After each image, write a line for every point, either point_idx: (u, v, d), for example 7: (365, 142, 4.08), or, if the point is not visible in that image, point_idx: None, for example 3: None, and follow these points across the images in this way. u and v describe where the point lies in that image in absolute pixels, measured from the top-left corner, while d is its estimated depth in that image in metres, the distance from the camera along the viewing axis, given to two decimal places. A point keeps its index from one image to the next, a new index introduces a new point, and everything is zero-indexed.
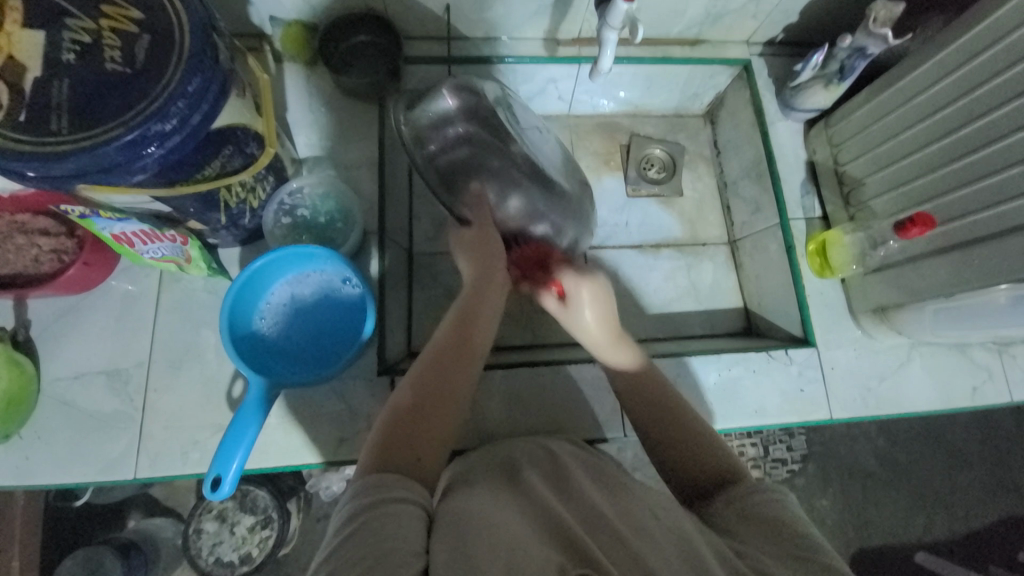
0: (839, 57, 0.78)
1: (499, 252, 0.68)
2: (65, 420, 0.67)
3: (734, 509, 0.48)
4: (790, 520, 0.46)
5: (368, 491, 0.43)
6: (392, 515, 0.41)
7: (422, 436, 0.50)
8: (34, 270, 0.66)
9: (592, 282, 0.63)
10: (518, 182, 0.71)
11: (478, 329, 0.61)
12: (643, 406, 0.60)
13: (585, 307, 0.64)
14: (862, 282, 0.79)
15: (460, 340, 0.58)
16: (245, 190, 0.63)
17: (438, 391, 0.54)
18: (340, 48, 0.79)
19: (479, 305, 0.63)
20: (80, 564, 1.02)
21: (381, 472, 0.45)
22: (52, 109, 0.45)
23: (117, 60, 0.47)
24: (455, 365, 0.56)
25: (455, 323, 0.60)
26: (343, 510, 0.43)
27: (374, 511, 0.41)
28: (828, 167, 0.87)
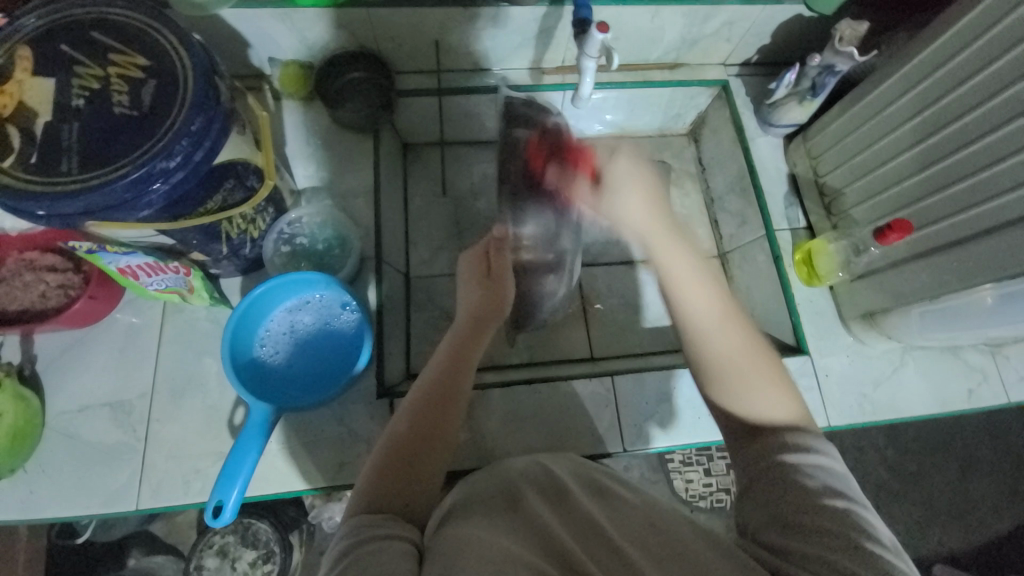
0: (810, 75, 0.82)
1: (503, 291, 0.74)
2: (68, 453, 0.67)
3: (767, 475, 0.47)
4: (831, 496, 0.43)
5: (360, 529, 0.44)
6: (381, 550, 0.41)
7: (413, 476, 0.52)
8: (41, 305, 0.68)
9: (625, 153, 0.72)
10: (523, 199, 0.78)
11: (470, 369, 0.64)
12: (707, 318, 0.57)
13: (623, 168, 0.70)
14: (850, 288, 0.81)
15: (448, 382, 0.61)
16: (245, 221, 0.65)
17: (429, 429, 0.56)
18: (335, 85, 0.83)
19: (472, 346, 0.67)
20: None
21: (373, 511, 0.46)
22: (63, 151, 0.48)
23: (125, 103, 0.50)
24: (448, 403, 0.59)
25: (444, 365, 0.63)
26: (335, 549, 0.44)
27: (364, 546, 0.42)
28: (809, 179, 0.89)
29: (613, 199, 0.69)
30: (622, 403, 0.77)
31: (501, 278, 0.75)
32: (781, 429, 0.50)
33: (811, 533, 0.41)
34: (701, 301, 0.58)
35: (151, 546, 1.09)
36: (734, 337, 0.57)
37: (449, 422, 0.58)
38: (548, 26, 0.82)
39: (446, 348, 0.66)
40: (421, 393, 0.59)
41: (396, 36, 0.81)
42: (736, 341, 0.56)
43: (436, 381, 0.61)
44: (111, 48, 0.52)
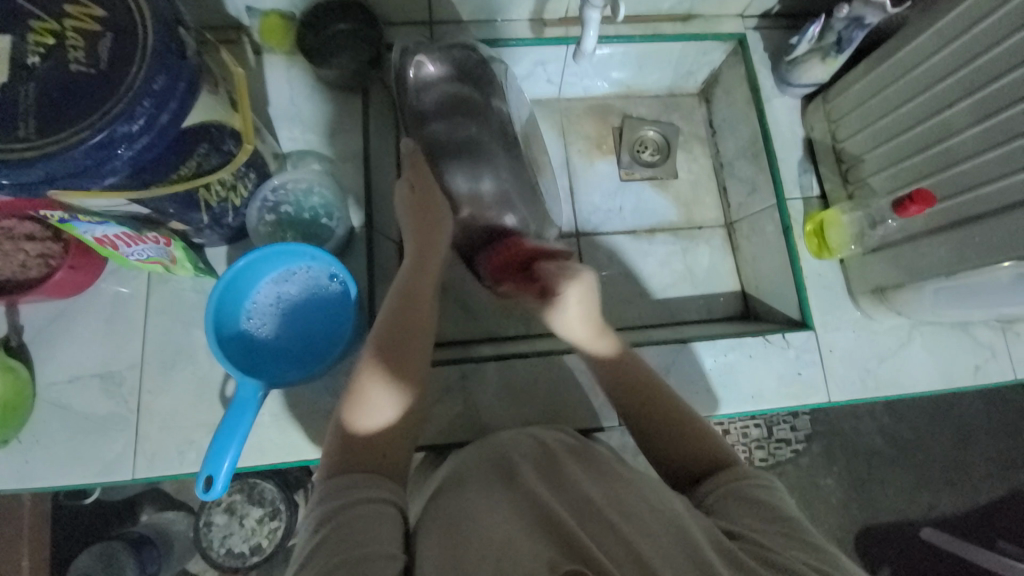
0: (835, 29, 0.75)
1: (444, 218, 0.70)
2: (61, 424, 0.67)
3: (720, 492, 0.49)
4: (782, 503, 0.47)
5: (338, 496, 0.44)
6: (361, 517, 0.42)
7: (383, 428, 0.51)
8: (22, 275, 0.67)
9: (579, 283, 0.59)
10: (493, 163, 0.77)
11: (425, 303, 0.61)
12: (630, 404, 0.58)
13: (572, 308, 0.60)
14: (861, 262, 0.77)
15: (404, 326, 0.58)
16: (224, 188, 0.62)
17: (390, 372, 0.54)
18: (319, 36, 0.76)
19: (422, 277, 0.63)
20: (94, 558, 1.04)
21: (349, 475, 0.46)
22: (18, 115, 0.44)
23: (82, 61, 0.46)
24: (410, 343, 0.57)
25: (395, 308, 0.59)
26: (313, 515, 0.44)
27: (344, 513, 0.42)
28: (825, 143, 0.84)
29: (564, 314, 0.61)
30: None
31: (435, 201, 0.70)
32: (731, 471, 0.51)
33: (774, 534, 0.43)
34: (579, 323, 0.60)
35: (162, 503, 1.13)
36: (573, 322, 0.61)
37: (411, 364, 0.56)
38: None
39: (396, 287, 0.61)
40: (376, 341, 0.56)
41: None
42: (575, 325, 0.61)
43: (388, 329, 0.57)
44: None
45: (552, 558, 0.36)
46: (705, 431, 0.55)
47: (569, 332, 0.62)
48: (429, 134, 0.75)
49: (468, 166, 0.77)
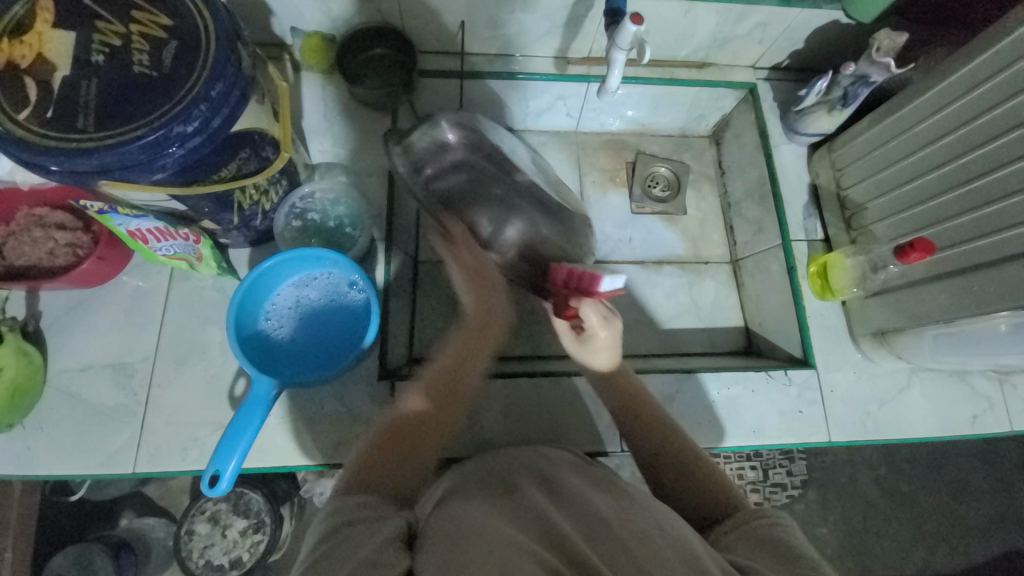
0: (842, 84, 0.80)
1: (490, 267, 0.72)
2: (67, 412, 0.67)
3: (732, 532, 0.50)
4: (790, 541, 0.47)
5: (344, 511, 0.47)
6: (363, 529, 0.44)
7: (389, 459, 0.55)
8: (49, 262, 0.68)
9: (612, 327, 0.62)
10: (518, 208, 0.76)
11: (469, 361, 0.66)
12: (642, 443, 0.61)
13: (602, 349, 0.63)
14: (863, 305, 0.80)
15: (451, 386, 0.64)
16: (258, 192, 0.65)
17: (413, 433, 0.58)
18: (357, 59, 0.82)
19: (475, 346, 0.68)
20: (68, 562, 1.00)
21: (356, 496, 0.49)
22: (80, 108, 0.47)
23: (145, 62, 0.49)
24: (440, 407, 0.62)
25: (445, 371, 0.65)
26: (319, 525, 0.47)
27: (346, 527, 0.45)
28: (830, 190, 0.88)
29: (591, 353, 0.64)
30: None
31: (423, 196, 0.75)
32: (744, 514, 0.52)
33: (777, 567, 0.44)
34: (602, 359, 0.64)
35: (142, 507, 1.11)
36: (601, 359, 0.64)
37: (440, 423, 0.61)
38: (577, 14, 0.81)
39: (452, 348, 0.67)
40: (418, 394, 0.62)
41: (422, 14, 0.80)
42: (601, 362, 0.64)
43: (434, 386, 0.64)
44: (135, 5, 0.51)
45: (557, 566, 0.38)
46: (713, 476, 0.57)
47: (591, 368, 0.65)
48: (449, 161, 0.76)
49: (497, 211, 0.75)
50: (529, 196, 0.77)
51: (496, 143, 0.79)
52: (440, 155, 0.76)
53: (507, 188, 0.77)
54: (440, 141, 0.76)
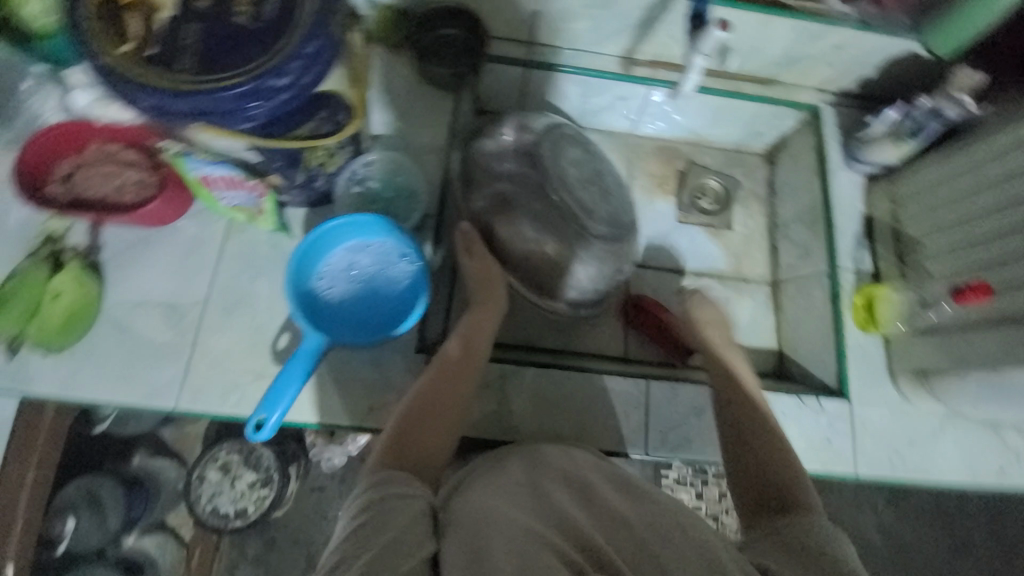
0: (913, 117, 0.78)
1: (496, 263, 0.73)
2: (117, 343, 0.70)
3: (777, 524, 0.51)
4: (829, 549, 0.46)
5: (376, 487, 0.47)
6: (398, 507, 0.45)
7: (418, 433, 0.56)
8: (117, 198, 0.71)
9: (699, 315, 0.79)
10: (556, 227, 0.72)
11: (481, 338, 0.67)
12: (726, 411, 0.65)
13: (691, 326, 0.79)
14: (906, 342, 0.79)
15: (462, 361, 0.64)
16: (325, 154, 0.66)
17: (433, 408, 0.59)
18: (423, 41, 0.81)
19: (483, 318, 0.69)
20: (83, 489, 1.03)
21: (387, 470, 0.50)
22: (181, 50, 0.48)
23: (246, 15, 0.50)
24: (456, 383, 0.62)
25: (458, 345, 0.65)
26: (356, 499, 0.47)
27: (381, 504, 0.46)
28: (885, 223, 0.87)
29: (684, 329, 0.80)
30: (652, 407, 0.77)
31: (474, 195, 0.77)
32: (796, 511, 0.52)
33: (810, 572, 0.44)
34: (712, 328, 0.76)
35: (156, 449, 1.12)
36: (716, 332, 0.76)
37: (456, 395, 0.61)
38: (652, 16, 0.80)
39: (461, 325, 0.68)
40: (439, 361, 0.63)
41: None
42: (715, 334, 0.75)
43: (448, 359, 0.63)
44: None
45: (578, 564, 0.41)
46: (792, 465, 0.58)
47: (704, 335, 0.75)
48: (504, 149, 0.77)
49: (539, 223, 0.73)
50: (571, 218, 0.72)
51: (554, 147, 0.74)
52: (496, 161, 0.74)
53: (543, 203, 0.72)
54: (497, 144, 0.75)
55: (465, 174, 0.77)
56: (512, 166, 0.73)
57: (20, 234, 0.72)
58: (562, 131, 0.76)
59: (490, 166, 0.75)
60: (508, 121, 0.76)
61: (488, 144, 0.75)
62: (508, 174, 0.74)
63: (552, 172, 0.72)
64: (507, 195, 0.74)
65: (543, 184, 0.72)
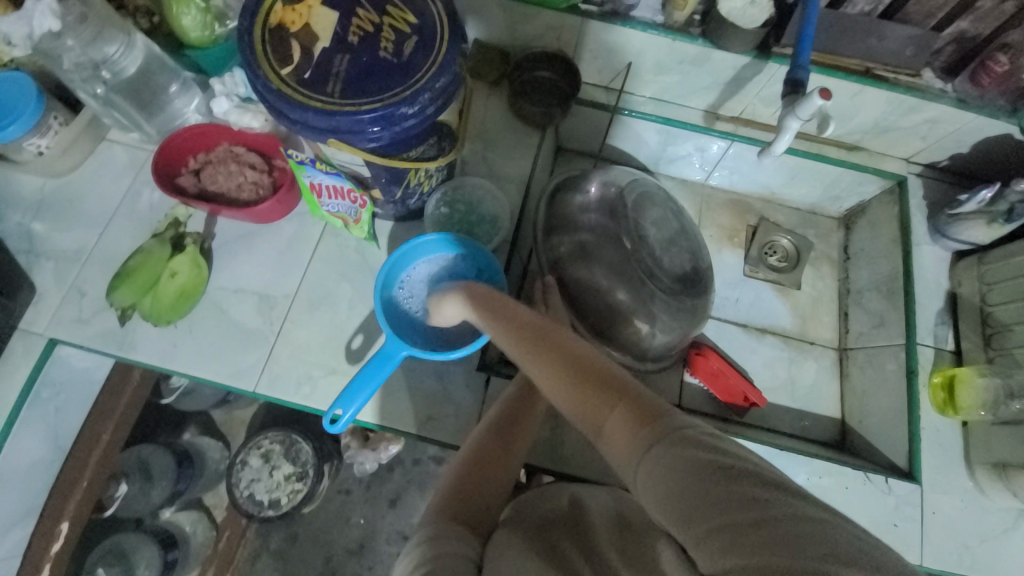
0: (1009, 199, 0.76)
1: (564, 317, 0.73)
2: (212, 323, 0.77)
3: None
4: None
5: (429, 545, 0.47)
6: (452, 570, 0.44)
7: (472, 481, 0.55)
8: (236, 194, 0.79)
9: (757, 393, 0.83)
10: (631, 279, 0.80)
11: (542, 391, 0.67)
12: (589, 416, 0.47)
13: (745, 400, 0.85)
14: (987, 432, 0.74)
15: (521, 409, 0.64)
16: (425, 175, 0.71)
17: (492, 460, 0.58)
18: (521, 78, 0.87)
19: None
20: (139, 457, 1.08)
21: (448, 522, 0.49)
22: (330, 76, 0.55)
23: (388, 49, 0.57)
24: (513, 430, 0.62)
25: (519, 393, 0.66)
26: (412, 553, 0.47)
27: (436, 563, 0.45)
28: (972, 302, 0.82)
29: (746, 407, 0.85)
30: None
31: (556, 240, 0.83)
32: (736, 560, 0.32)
33: None
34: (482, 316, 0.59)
35: (204, 427, 1.23)
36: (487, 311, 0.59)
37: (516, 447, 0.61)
38: (743, 76, 0.83)
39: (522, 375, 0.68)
40: (500, 409, 0.64)
41: (596, 49, 0.85)
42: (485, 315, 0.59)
43: (508, 407, 0.64)
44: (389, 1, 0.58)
45: None
46: (602, 408, 0.44)
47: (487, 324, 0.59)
48: None
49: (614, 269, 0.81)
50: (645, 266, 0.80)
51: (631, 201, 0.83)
52: (581, 211, 0.84)
53: (622, 255, 0.81)
54: (581, 198, 0.85)
55: (552, 218, 0.85)
56: (597, 220, 0.83)
57: (149, 218, 0.82)
58: (644, 190, 0.85)
59: (576, 219, 0.84)
60: (593, 177, 0.85)
61: (574, 200, 0.85)
62: (593, 227, 0.83)
63: (631, 228, 0.82)
64: (588, 241, 0.82)
65: (627, 232, 0.81)
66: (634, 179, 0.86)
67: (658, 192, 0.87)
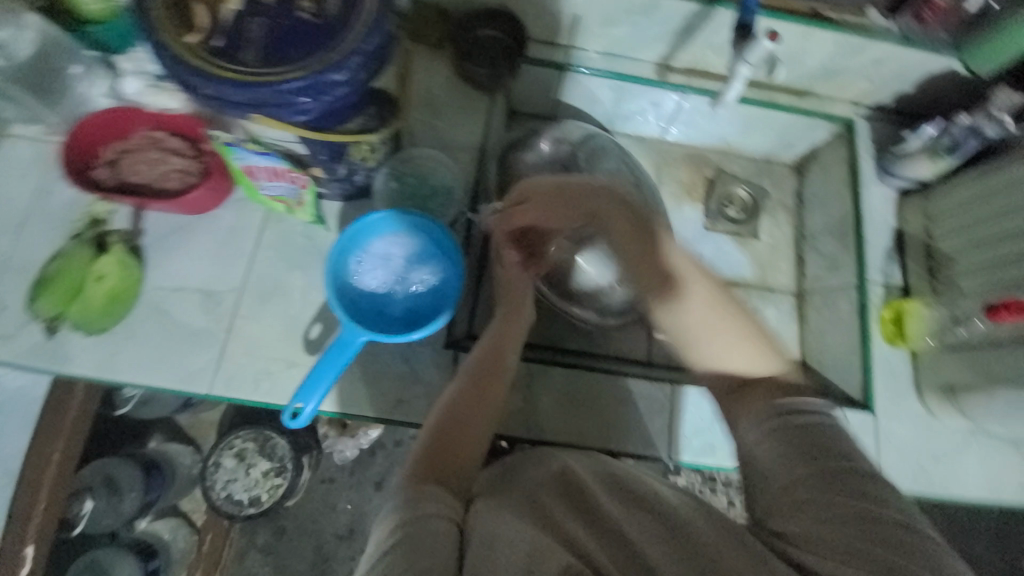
0: (952, 134, 0.78)
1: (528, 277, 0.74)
2: (154, 326, 0.71)
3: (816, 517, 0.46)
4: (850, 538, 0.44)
5: (407, 506, 0.47)
6: (430, 528, 0.45)
7: (447, 443, 0.56)
8: (161, 185, 0.72)
9: None
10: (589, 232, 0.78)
11: (509, 347, 0.68)
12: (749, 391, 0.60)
13: None
14: (934, 358, 0.79)
15: (491, 366, 0.65)
16: (369, 149, 0.67)
17: (465, 419, 0.59)
18: (464, 39, 0.81)
19: (512, 327, 0.70)
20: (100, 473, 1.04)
21: (425, 483, 0.49)
22: (246, 42, 0.50)
23: (309, 9, 0.51)
24: (484, 387, 0.63)
25: (487, 351, 0.66)
26: (387, 517, 0.47)
27: (415, 522, 0.45)
28: (919, 239, 0.87)
29: None
30: (674, 412, 0.77)
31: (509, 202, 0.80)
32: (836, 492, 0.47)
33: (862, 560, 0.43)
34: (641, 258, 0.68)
35: (171, 433, 1.14)
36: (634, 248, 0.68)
37: (490, 402, 0.62)
38: (692, 24, 0.81)
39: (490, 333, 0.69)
40: (470, 367, 0.65)
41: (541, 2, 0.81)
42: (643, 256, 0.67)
43: (478, 365, 0.65)
44: None
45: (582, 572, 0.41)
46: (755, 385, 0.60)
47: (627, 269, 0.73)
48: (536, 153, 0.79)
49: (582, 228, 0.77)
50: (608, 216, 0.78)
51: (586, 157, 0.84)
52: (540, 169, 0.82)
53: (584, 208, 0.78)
54: (535, 155, 0.83)
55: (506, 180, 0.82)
56: (550, 176, 0.81)
57: (64, 218, 0.74)
58: (596, 142, 0.85)
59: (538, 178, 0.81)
60: (544, 135, 0.85)
61: (526, 160, 0.83)
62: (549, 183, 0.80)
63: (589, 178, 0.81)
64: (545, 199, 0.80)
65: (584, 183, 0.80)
66: (596, 136, 0.86)
67: (609, 142, 0.85)
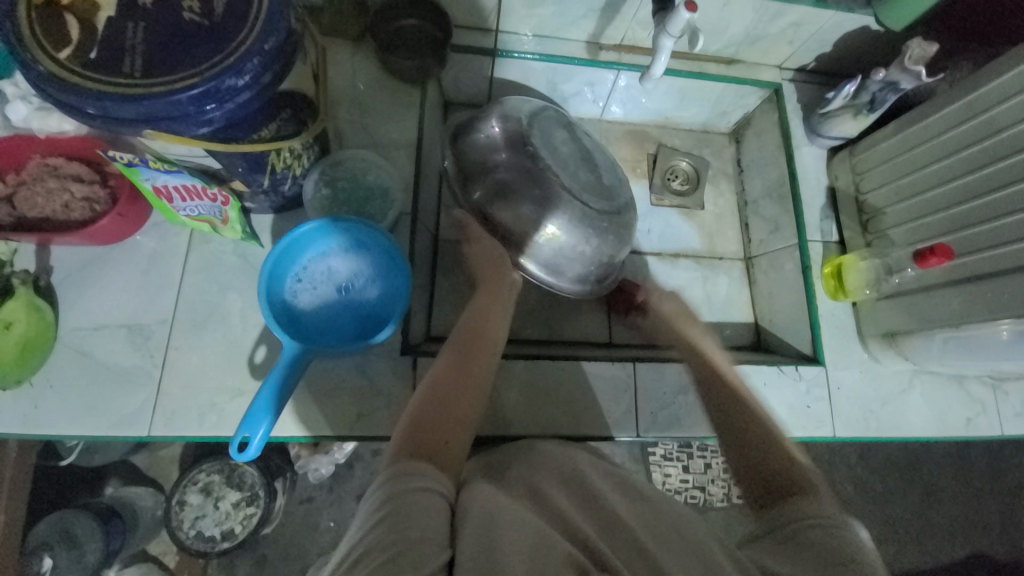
0: (870, 90, 0.81)
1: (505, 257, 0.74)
2: (79, 370, 0.66)
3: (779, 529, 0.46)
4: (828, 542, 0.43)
5: (394, 480, 0.44)
6: (417, 502, 0.42)
7: (434, 417, 0.53)
8: (64, 216, 0.65)
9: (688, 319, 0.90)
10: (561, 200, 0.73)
11: (492, 324, 0.67)
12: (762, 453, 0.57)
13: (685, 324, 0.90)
14: (874, 307, 0.82)
15: (475, 342, 0.63)
16: (292, 155, 0.63)
17: (451, 392, 0.57)
18: (387, 29, 0.80)
19: (491, 307, 0.69)
20: (54, 528, 0.97)
21: (411, 459, 0.46)
22: (126, 51, 0.45)
23: (195, 10, 0.47)
24: (468, 362, 0.61)
25: (470, 328, 0.65)
26: (372, 497, 0.44)
27: (401, 497, 0.42)
28: (849, 194, 0.90)
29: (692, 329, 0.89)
30: (638, 389, 0.78)
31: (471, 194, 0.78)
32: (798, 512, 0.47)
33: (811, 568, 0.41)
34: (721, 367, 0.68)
35: (129, 476, 1.08)
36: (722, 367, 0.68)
37: (474, 376, 0.59)
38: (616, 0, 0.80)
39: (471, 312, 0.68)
40: (455, 344, 0.63)
41: None
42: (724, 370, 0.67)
43: (462, 342, 0.63)
44: None
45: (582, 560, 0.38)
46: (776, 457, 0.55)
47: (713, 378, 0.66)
48: (472, 143, 0.77)
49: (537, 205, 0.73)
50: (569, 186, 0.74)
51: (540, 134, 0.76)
52: (491, 152, 0.75)
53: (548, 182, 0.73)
54: (486, 138, 0.76)
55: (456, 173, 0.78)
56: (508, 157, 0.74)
57: None
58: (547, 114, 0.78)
59: (484, 160, 0.76)
60: (491, 114, 0.76)
61: (475, 143, 0.76)
62: (506, 164, 0.74)
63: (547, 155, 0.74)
64: (504, 180, 0.74)
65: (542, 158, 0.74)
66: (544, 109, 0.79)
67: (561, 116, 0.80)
